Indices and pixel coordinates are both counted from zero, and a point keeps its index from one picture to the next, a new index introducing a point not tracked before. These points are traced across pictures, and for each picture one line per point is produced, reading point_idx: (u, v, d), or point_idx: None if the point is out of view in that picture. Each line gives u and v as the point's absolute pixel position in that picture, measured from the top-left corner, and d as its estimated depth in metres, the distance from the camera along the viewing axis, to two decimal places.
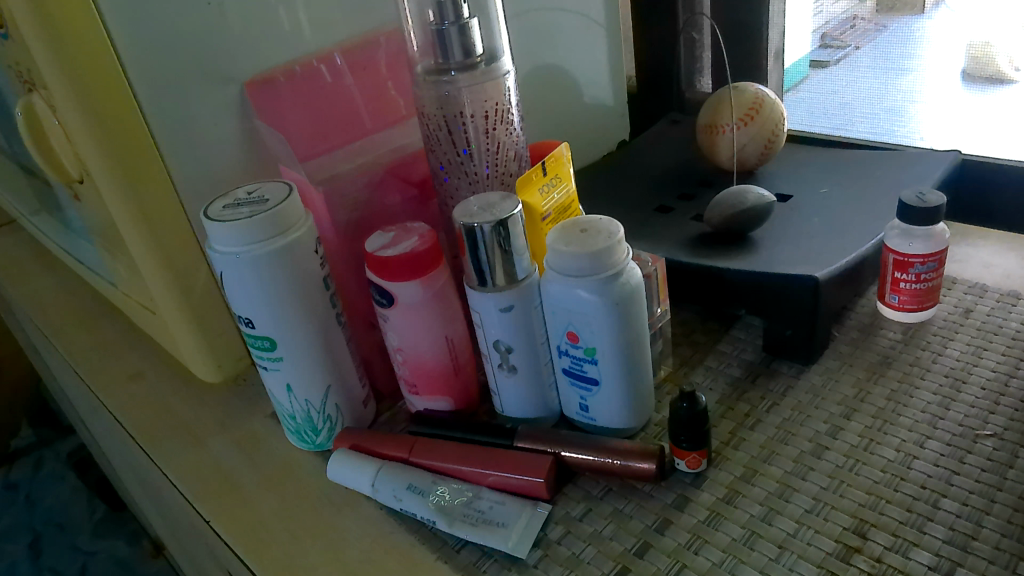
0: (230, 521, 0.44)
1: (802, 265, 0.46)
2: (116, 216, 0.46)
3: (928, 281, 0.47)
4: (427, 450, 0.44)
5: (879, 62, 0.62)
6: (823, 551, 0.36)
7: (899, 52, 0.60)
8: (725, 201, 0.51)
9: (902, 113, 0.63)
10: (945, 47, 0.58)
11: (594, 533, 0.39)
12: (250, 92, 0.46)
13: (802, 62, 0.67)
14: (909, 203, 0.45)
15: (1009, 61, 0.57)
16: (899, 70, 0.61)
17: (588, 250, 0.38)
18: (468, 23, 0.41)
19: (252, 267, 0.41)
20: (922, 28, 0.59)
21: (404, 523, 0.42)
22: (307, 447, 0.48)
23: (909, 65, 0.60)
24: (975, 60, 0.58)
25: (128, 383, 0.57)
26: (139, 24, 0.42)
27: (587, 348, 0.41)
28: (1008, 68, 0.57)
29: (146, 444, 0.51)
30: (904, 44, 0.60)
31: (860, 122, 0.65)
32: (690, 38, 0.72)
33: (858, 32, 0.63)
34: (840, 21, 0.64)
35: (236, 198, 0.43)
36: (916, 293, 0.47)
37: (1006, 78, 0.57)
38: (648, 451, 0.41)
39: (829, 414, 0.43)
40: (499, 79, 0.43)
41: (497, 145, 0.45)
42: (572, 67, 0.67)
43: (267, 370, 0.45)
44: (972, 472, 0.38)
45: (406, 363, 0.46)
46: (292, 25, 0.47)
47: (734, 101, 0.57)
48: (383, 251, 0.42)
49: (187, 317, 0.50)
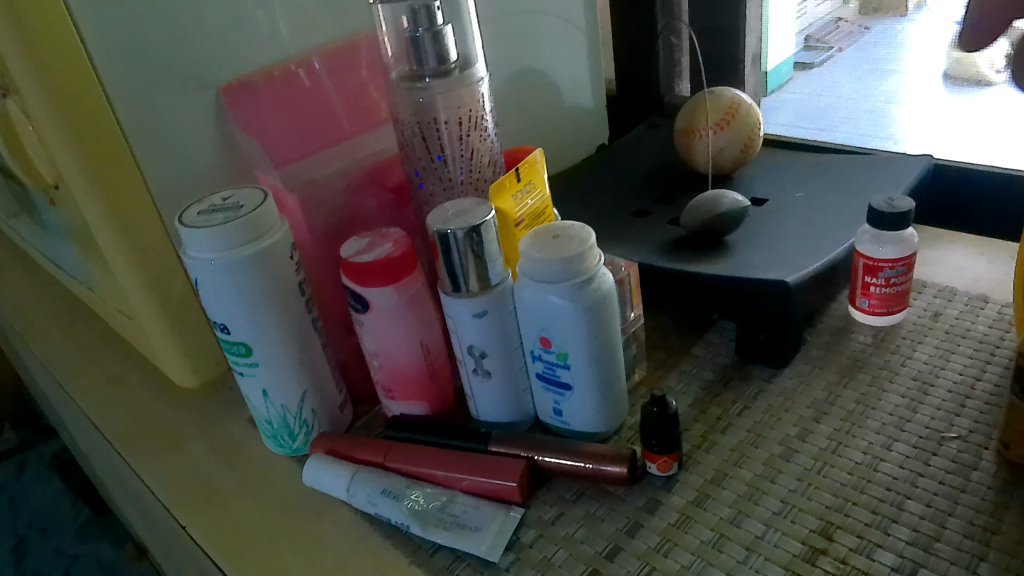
0: (205, 526, 0.44)
1: (773, 270, 0.47)
2: (91, 221, 0.46)
3: (897, 285, 0.47)
4: (402, 454, 0.44)
5: (864, 62, 0.65)
6: (790, 553, 0.36)
7: (883, 53, 0.64)
8: (700, 206, 0.52)
9: (885, 115, 0.65)
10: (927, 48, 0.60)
11: (566, 536, 0.40)
12: (226, 96, 0.46)
13: (785, 66, 0.70)
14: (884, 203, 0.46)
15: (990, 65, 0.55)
16: (883, 71, 0.64)
17: (560, 256, 0.38)
18: (442, 30, 0.42)
19: (227, 272, 0.41)
20: (904, 30, 0.61)
21: (379, 527, 0.42)
22: (284, 451, 0.48)
23: (891, 67, 0.63)
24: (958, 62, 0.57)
25: (106, 387, 0.57)
26: (115, 31, 0.42)
27: (560, 353, 0.41)
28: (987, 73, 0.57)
29: (123, 448, 0.51)
30: (886, 45, 0.63)
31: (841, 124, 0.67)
32: (668, 43, 0.72)
33: (842, 34, 0.67)
34: (824, 23, 0.68)
35: (211, 203, 0.43)
36: (889, 295, 0.48)
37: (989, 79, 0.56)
38: (620, 455, 0.41)
39: (799, 418, 0.44)
40: (474, 85, 0.44)
41: (472, 151, 0.45)
42: (552, 71, 0.68)
43: (244, 376, 0.45)
44: (938, 474, 0.39)
45: (382, 367, 0.46)
46: (271, 28, 0.47)
47: (710, 105, 0.58)
48: (359, 256, 0.43)
49: (164, 323, 0.50)
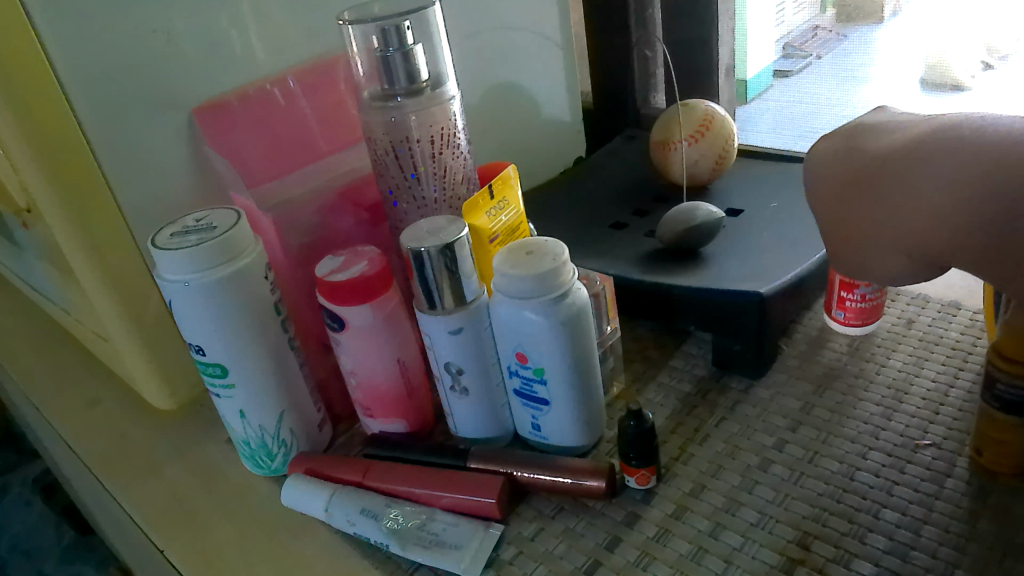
0: (183, 550, 0.43)
1: (747, 281, 0.47)
2: (64, 244, 0.46)
3: (872, 299, 0.48)
4: (381, 472, 0.44)
5: (839, 70, 0.63)
6: (768, 565, 0.36)
7: (855, 62, 0.62)
8: (675, 218, 0.52)
9: None
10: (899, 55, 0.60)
11: (546, 552, 0.39)
12: (199, 117, 0.46)
13: (764, 74, 0.70)
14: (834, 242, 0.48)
15: (965, 71, 0.57)
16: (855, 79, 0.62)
17: (533, 272, 0.38)
18: (413, 49, 0.42)
19: (202, 294, 0.41)
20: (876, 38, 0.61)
21: (358, 548, 0.42)
22: (263, 471, 0.48)
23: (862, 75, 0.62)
24: (931, 68, 0.59)
25: (84, 411, 0.56)
26: (85, 56, 0.42)
27: (536, 369, 0.41)
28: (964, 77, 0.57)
29: (100, 472, 0.50)
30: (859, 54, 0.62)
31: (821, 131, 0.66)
32: (644, 55, 0.74)
33: (820, 42, 0.64)
34: (802, 31, 0.65)
35: (185, 225, 0.43)
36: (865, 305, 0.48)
37: (962, 86, 0.57)
38: (598, 469, 0.41)
39: (775, 428, 0.44)
40: (446, 104, 0.44)
41: (445, 168, 0.45)
42: (529, 85, 0.68)
43: (221, 397, 0.45)
44: (912, 482, 0.39)
45: (360, 386, 0.46)
46: (243, 49, 0.47)
47: (684, 118, 0.59)
48: (334, 276, 0.42)
49: (140, 345, 0.50)
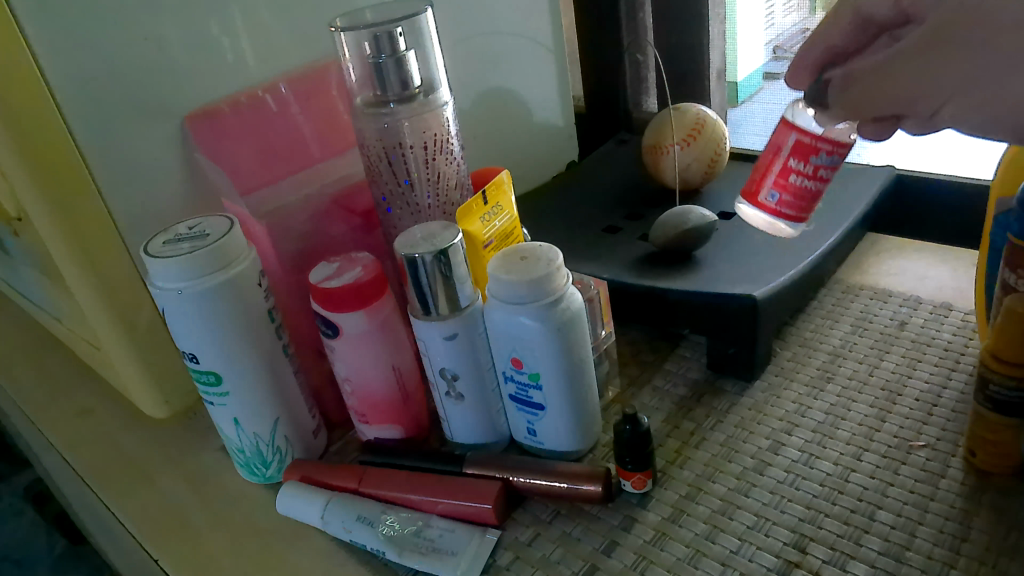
0: (178, 560, 0.43)
1: (740, 284, 0.47)
2: (55, 252, 0.45)
3: (820, 180, 0.41)
4: (376, 479, 0.44)
5: None
6: (765, 567, 0.36)
7: None
8: (668, 222, 0.52)
9: None
10: None
11: (543, 557, 0.39)
12: (191, 124, 0.46)
13: (755, 75, 0.69)
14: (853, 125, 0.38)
15: None
16: None
17: (527, 277, 0.38)
18: (405, 55, 0.42)
19: (195, 302, 0.40)
20: None
21: (354, 555, 0.42)
22: (258, 479, 0.48)
23: None
24: None
25: (76, 420, 0.56)
26: (75, 64, 0.42)
27: (531, 374, 0.41)
28: None
29: (93, 481, 0.50)
30: None
31: None
32: (634, 60, 0.73)
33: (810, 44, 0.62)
34: (791, 34, 0.65)
35: (177, 233, 0.43)
36: (805, 192, 0.41)
37: None
38: (594, 474, 0.41)
39: (771, 431, 0.44)
40: (438, 110, 0.44)
41: (438, 174, 0.45)
42: (522, 90, 0.69)
43: (215, 405, 0.45)
44: (907, 483, 0.39)
45: (355, 393, 0.46)
46: (236, 55, 0.47)
47: (676, 122, 0.59)
48: (328, 282, 0.42)
49: (133, 353, 0.49)
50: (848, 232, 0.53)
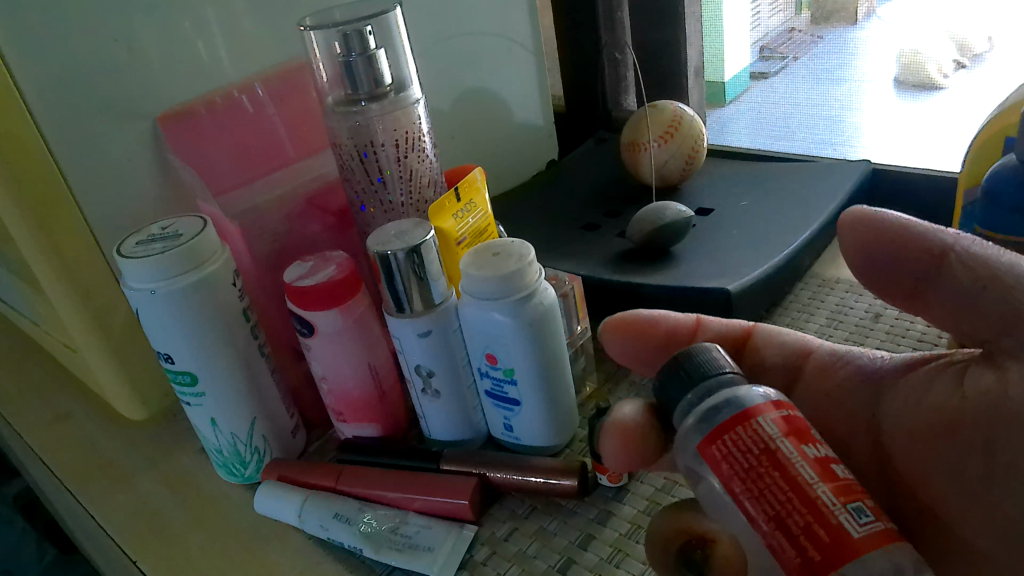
0: (155, 561, 0.43)
1: (715, 278, 0.48)
2: (28, 254, 0.45)
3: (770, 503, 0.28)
4: (353, 477, 0.44)
5: (818, 73, 0.64)
6: None
7: (835, 62, 0.63)
8: (645, 218, 0.53)
9: (842, 122, 0.65)
10: (877, 56, 0.61)
11: (519, 552, 0.40)
12: (164, 125, 0.46)
13: (742, 74, 0.70)
14: (714, 403, 0.31)
15: (938, 69, 0.59)
16: (836, 80, 0.63)
17: (499, 273, 0.38)
18: (376, 54, 0.42)
19: (167, 302, 0.40)
20: (856, 38, 0.61)
21: (332, 553, 0.42)
22: (236, 480, 0.48)
23: (845, 76, 0.63)
24: (906, 66, 0.60)
25: (55, 424, 0.56)
26: (46, 67, 0.42)
27: (505, 370, 0.41)
28: (938, 76, 0.59)
29: (70, 485, 0.50)
30: (839, 54, 0.63)
31: (801, 132, 0.67)
32: (613, 58, 0.74)
33: (796, 44, 0.65)
34: (777, 33, 0.66)
35: (150, 233, 0.43)
36: (804, 433, 0.30)
37: (936, 85, 0.59)
38: (570, 468, 0.41)
39: None
40: (410, 107, 0.44)
41: (410, 172, 0.46)
42: (501, 89, 0.69)
43: (191, 406, 0.44)
44: None
45: (332, 391, 0.46)
46: (209, 56, 0.47)
47: (653, 118, 0.59)
48: (301, 281, 0.42)
49: (108, 355, 0.49)
50: (823, 226, 0.53)
